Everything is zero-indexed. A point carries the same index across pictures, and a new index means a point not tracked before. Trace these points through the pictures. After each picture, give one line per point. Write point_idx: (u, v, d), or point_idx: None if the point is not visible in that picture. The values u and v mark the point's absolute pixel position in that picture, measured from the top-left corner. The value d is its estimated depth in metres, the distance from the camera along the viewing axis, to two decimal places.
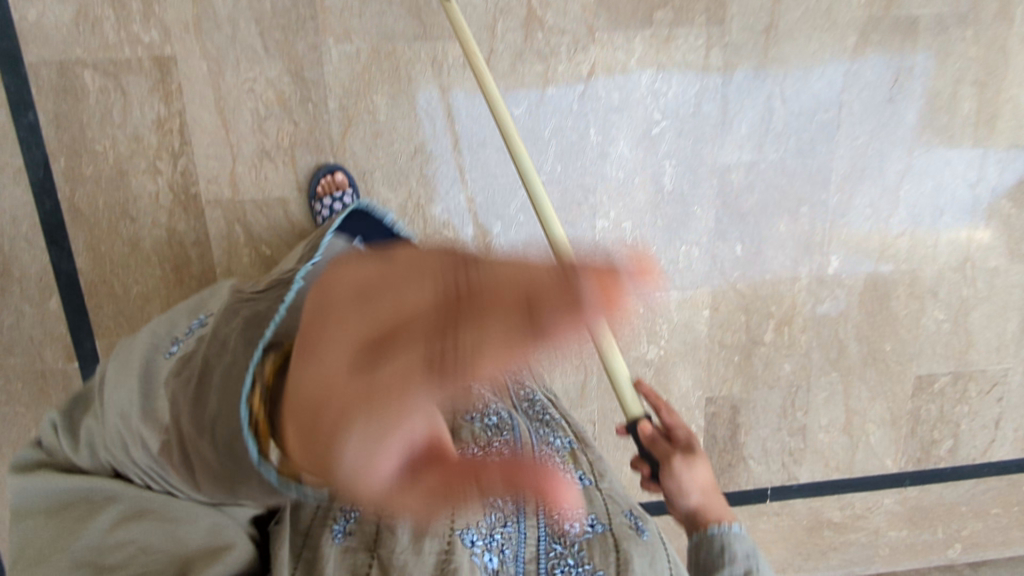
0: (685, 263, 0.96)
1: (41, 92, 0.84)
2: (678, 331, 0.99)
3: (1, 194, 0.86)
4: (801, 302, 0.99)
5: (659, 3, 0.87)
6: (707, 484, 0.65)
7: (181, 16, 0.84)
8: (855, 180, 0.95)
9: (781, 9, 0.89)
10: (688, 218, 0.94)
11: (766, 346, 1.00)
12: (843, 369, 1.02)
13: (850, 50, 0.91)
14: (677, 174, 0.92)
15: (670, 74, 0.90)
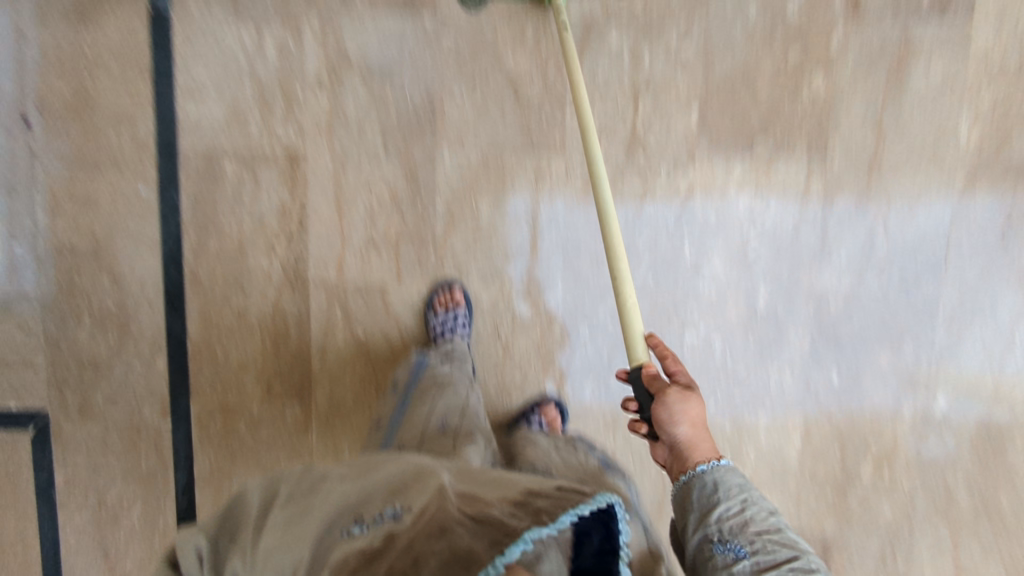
0: (778, 385, 0.97)
1: (187, 176, 0.91)
2: (768, 455, 0.99)
3: (135, 262, 0.93)
4: (902, 439, 0.99)
5: (760, 133, 0.92)
6: (699, 422, 0.66)
7: (317, 118, 0.91)
8: (955, 322, 0.97)
9: (885, 147, 0.93)
10: (782, 339, 0.96)
11: (863, 484, 1.00)
12: (952, 520, 1.01)
13: (957, 192, 0.94)
14: (769, 295, 0.95)
15: (766, 200, 0.94)
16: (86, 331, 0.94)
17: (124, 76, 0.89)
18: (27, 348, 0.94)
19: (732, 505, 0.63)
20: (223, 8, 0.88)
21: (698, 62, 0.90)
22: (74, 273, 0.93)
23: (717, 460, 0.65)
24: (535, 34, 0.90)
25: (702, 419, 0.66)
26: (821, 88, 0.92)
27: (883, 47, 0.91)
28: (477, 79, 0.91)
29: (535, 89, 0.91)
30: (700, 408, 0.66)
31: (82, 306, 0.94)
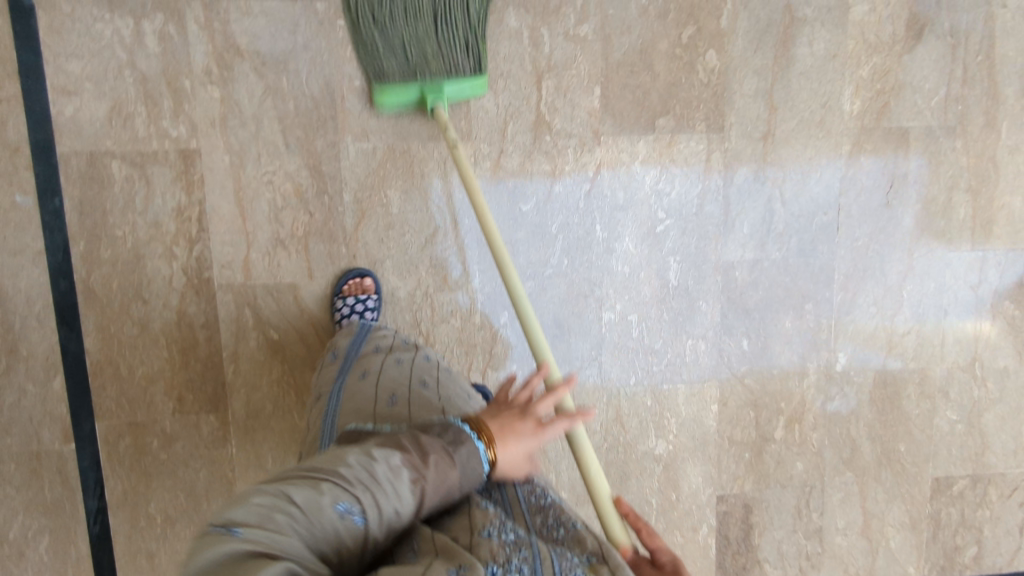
0: (721, 421, 1.18)
1: (204, 379, 1.07)
2: (691, 424, 1.17)
3: (164, 453, 1.08)
4: (810, 400, 1.18)
5: (683, 316, 1.13)
6: (675, 559, 0.66)
7: (316, 324, 1.07)
8: (846, 502, 1.23)
9: (787, 236, 1.13)
10: (726, 369, 1.16)
11: (777, 444, 1.19)
12: (857, 469, 1.22)
13: (860, 247, 1.14)
14: (702, 481, 1.19)
15: (694, 409, 1.17)
16: (124, 521, 1.09)
17: (143, 300, 1.04)
18: (71, 539, 1.08)
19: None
20: (224, 211, 1.03)
21: (628, 268, 1.11)
22: (111, 469, 1.08)
23: None
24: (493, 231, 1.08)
25: (683, 569, 0.65)
26: (726, 285, 1.13)
27: (784, 295, 1.14)
28: (449, 279, 1.08)
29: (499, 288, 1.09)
30: (677, 565, 0.65)
31: (120, 498, 1.08)
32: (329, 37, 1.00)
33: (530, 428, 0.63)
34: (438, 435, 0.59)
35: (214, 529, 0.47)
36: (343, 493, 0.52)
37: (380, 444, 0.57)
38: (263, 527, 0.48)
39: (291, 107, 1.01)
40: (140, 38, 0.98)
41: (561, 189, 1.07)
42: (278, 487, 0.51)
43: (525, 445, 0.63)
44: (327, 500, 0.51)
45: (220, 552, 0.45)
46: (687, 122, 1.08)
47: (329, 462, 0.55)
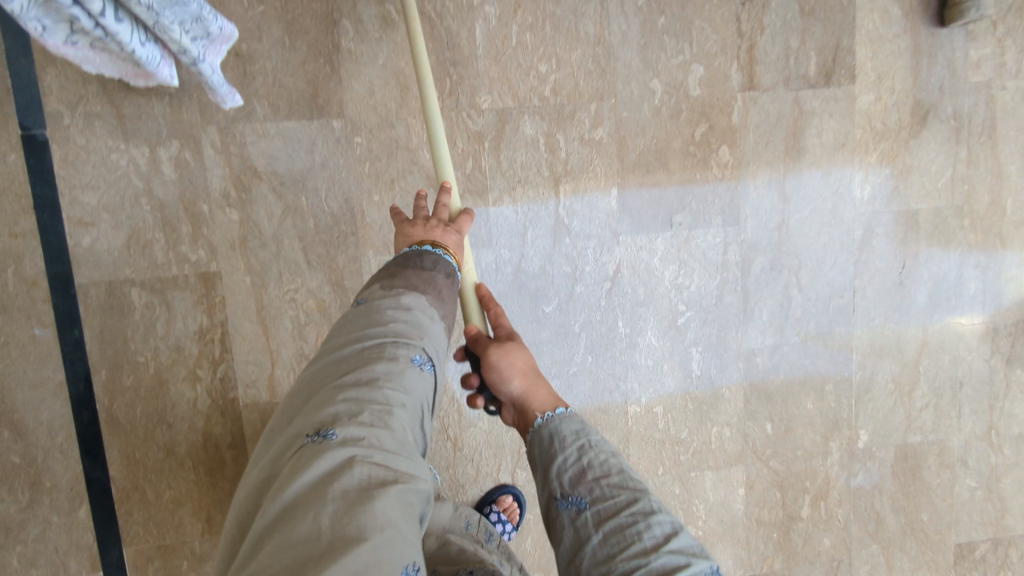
0: (748, 504, 1.18)
1: (232, 497, 1.06)
2: (719, 508, 1.17)
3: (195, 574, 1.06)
4: (835, 476, 1.19)
5: (708, 404, 1.14)
6: (524, 369, 0.72)
7: None
8: (873, 574, 1.24)
9: (805, 319, 1.14)
10: (752, 451, 1.17)
11: (805, 521, 1.20)
12: (883, 541, 1.23)
13: (876, 325, 1.16)
14: (732, 563, 1.20)
15: (721, 494, 1.17)
16: None
17: (169, 425, 1.02)
18: None
19: (569, 453, 0.62)
20: (249, 329, 1.02)
21: (651, 361, 1.11)
22: None
23: (553, 410, 0.67)
24: (519, 332, 1.08)
25: (530, 368, 0.73)
26: (747, 371, 1.14)
27: (805, 378, 1.16)
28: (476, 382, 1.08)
29: None
30: (523, 358, 0.73)
31: None
32: (347, 154, 1.00)
33: (455, 235, 0.78)
34: (430, 266, 0.70)
35: (311, 440, 0.49)
36: (409, 350, 0.59)
37: (391, 293, 0.65)
38: (356, 416, 0.51)
39: (311, 224, 1.01)
40: (157, 165, 0.97)
41: (582, 288, 1.08)
42: (352, 380, 0.54)
43: (454, 244, 0.77)
44: (399, 365, 0.57)
45: (331, 455, 0.47)
46: (704, 216, 1.09)
47: (380, 332, 0.60)
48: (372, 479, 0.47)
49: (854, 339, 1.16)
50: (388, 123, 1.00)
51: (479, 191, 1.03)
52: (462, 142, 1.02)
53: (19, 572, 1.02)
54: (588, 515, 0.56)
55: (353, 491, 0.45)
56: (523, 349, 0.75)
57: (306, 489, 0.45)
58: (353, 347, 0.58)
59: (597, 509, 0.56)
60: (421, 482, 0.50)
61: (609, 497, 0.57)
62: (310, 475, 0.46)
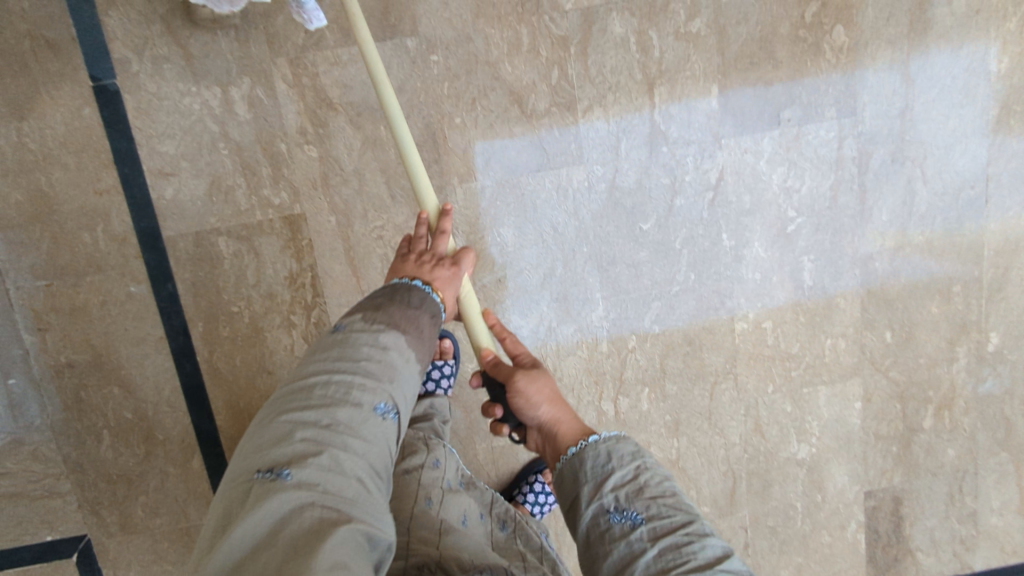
0: (866, 417, 1.11)
1: None
2: (835, 424, 1.11)
3: None
4: (961, 384, 1.11)
5: (821, 315, 1.06)
6: (549, 393, 0.72)
7: None
8: (1001, 484, 1.16)
9: (929, 215, 1.04)
10: (871, 362, 1.09)
11: (927, 432, 1.13)
12: (1013, 449, 1.15)
13: (1010, 217, 1.05)
14: (848, 480, 1.14)
15: (837, 409, 1.11)
16: None
17: (270, 373, 1.02)
18: None
19: (627, 471, 0.61)
20: (342, 272, 0.99)
21: (760, 275, 1.04)
22: None
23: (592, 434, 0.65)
24: (615, 253, 1.02)
25: (555, 394, 0.73)
26: (862, 277, 1.05)
27: (929, 280, 1.06)
28: (574, 310, 1.03)
29: (626, 312, 1.04)
30: (546, 383, 0.72)
31: None
32: (424, 75, 0.93)
33: (450, 271, 0.75)
34: (417, 305, 0.68)
35: (264, 476, 0.49)
36: (368, 398, 0.57)
37: (370, 325, 0.62)
38: (315, 460, 0.51)
39: (392, 156, 0.95)
40: (229, 105, 0.92)
41: (682, 201, 1.00)
42: (314, 417, 0.54)
43: (453, 286, 0.75)
44: (364, 411, 0.56)
45: (280, 499, 0.47)
46: (816, 110, 0.99)
47: (354, 361, 0.59)
48: (308, 539, 0.45)
49: (985, 234, 1.05)
50: (465, 36, 0.93)
51: (567, 101, 0.96)
52: (545, 50, 0.94)
53: (144, 521, 1.05)
54: (642, 531, 0.56)
55: (304, 534, 0.45)
56: (545, 374, 0.74)
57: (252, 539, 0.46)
58: (328, 364, 0.59)
59: (653, 526, 0.56)
60: (353, 533, 0.47)
61: (664, 514, 0.57)
62: (253, 525, 0.46)
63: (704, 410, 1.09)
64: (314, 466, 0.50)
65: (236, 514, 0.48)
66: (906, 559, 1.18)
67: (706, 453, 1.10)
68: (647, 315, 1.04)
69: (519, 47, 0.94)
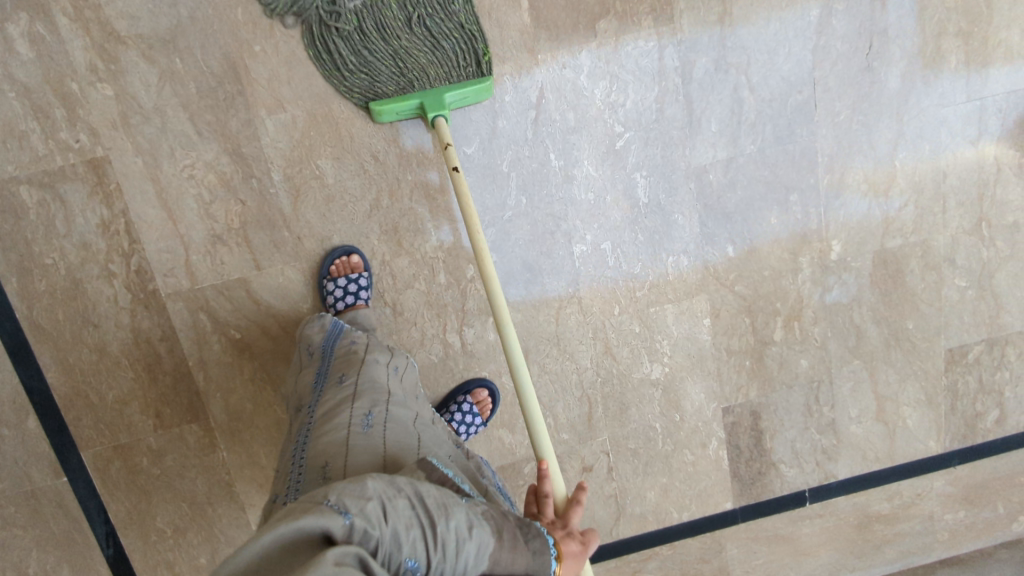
0: (714, 333, 1.12)
1: (176, 390, 1.03)
2: (685, 343, 1.11)
3: (155, 468, 1.06)
4: (808, 294, 1.12)
5: (661, 233, 1.06)
6: None
7: (273, 311, 1.02)
8: (857, 391, 1.18)
9: (759, 122, 1.03)
10: (716, 275, 1.09)
11: (778, 345, 1.14)
12: (865, 356, 1.16)
13: (841, 119, 1.04)
14: (704, 397, 1.15)
15: (685, 326, 1.11)
16: (133, 541, 1.07)
17: (96, 326, 0.99)
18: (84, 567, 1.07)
19: None
20: (158, 215, 0.96)
21: (591, 198, 1.03)
22: (107, 494, 1.05)
23: None
24: (441, 180, 1.00)
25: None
26: (698, 190, 1.05)
27: (766, 191, 1.06)
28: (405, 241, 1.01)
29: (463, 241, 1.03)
30: None
31: (123, 521, 1.06)
32: (215, 2, 0.90)
33: (578, 545, 0.69)
34: (528, 543, 0.59)
35: (326, 505, 0.48)
36: (417, 550, 0.51)
37: (482, 516, 0.58)
38: (370, 528, 0.48)
39: (193, 89, 0.92)
40: (9, 44, 0.88)
41: (505, 122, 0.98)
42: (390, 501, 0.52)
43: (575, 563, 0.68)
44: (411, 545, 0.51)
45: (328, 525, 0.46)
46: (632, 20, 0.97)
47: (434, 526, 0.53)
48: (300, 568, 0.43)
49: (817, 139, 1.05)
50: None
51: None
52: None
53: None
54: None
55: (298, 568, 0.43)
56: None
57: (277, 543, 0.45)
58: (423, 497, 0.55)
59: None
60: None
61: None
62: (273, 539, 0.45)
63: (552, 336, 1.08)
64: (366, 538, 0.48)
65: (287, 515, 0.48)
66: (770, 472, 1.20)
67: (558, 380, 1.10)
68: None
69: None
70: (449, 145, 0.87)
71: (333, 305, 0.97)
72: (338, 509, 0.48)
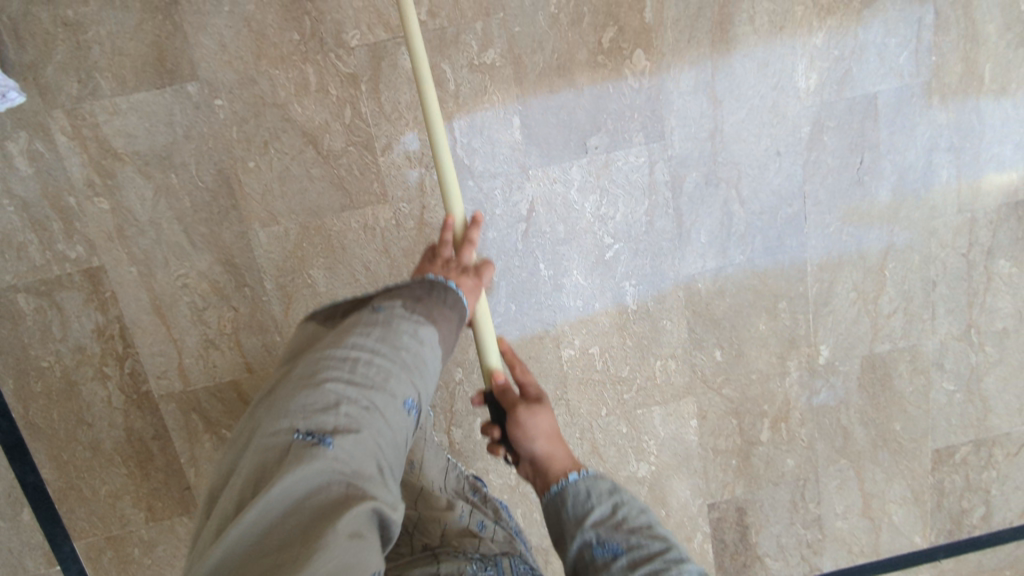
0: (701, 433, 1.12)
1: (167, 485, 1.05)
2: (672, 442, 1.12)
3: (147, 558, 1.07)
4: (795, 397, 1.12)
5: (649, 338, 1.07)
6: (552, 432, 0.69)
7: None
8: (843, 488, 1.19)
9: (749, 234, 1.04)
10: (703, 377, 1.10)
11: (765, 445, 1.14)
12: (852, 456, 1.17)
13: (832, 230, 1.05)
14: (690, 494, 1.16)
15: (673, 427, 1.12)
16: None
17: (90, 424, 1.01)
18: None
19: (605, 509, 0.59)
20: (152, 321, 0.98)
21: (581, 305, 1.04)
22: None
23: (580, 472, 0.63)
24: None
25: (554, 431, 0.70)
26: (686, 297, 1.05)
27: (754, 298, 1.07)
28: None
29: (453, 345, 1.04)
30: (549, 420, 0.70)
31: None
32: (210, 120, 0.91)
33: (473, 282, 0.72)
34: (450, 303, 0.65)
35: (299, 443, 0.48)
36: (403, 393, 0.55)
37: (409, 312, 0.60)
38: (352, 436, 0.50)
39: (188, 203, 0.94)
40: (9, 161, 0.90)
41: (495, 233, 0.99)
42: (350, 399, 0.52)
43: (473, 297, 0.72)
44: (394, 403, 0.54)
45: (315, 468, 0.46)
46: (624, 136, 0.98)
47: (394, 347, 0.57)
48: (324, 519, 0.44)
49: (807, 249, 1.05)
50: (248, 79, 0.91)
51: (363, 138, 0.94)
52: (335, 88, 0.92)
53: None
54: (622, 561, 0.54)
55: (322, 513, 0.44)
56: (549, 409, 0.72)
57: (273, 508, 0.44)
58: (368, 341, 0.56)
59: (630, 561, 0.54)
60: (365, 523, 0.45)
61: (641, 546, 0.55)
62: (275, 499, 0.44)
63: None
64: (358, 464, 0.49)
65: (267, 473, 0.47)
66: (755, 566, 1.21)
67: None
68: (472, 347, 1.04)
69: (307, 87, 0.92)
70: None
71: None
72: (314, 445, 0.48)
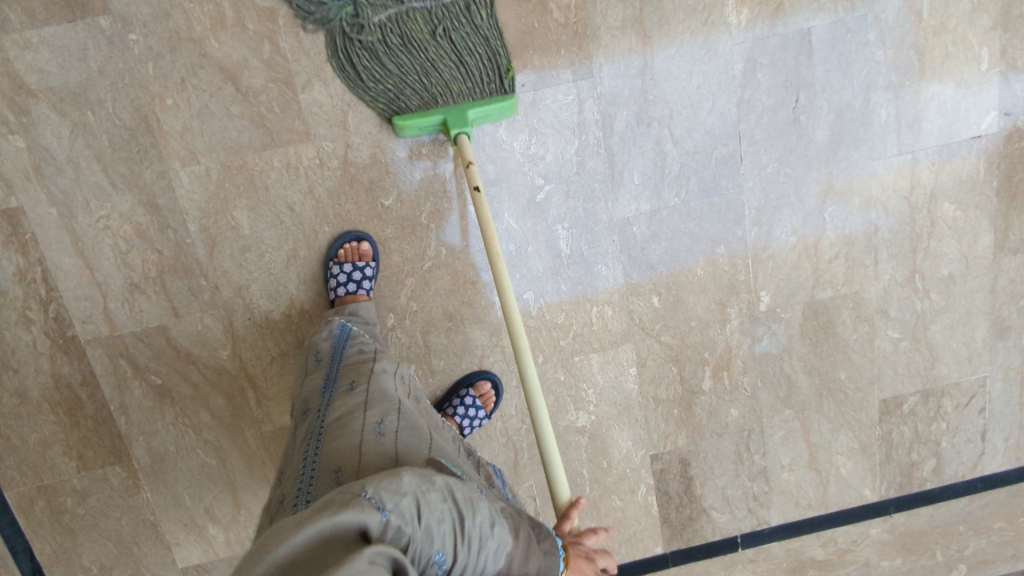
0: (640, 381, 1.11)
1: (97, 433, 1.04)
2: (611, 392, 1.11)
3: (79, 507, 1.07)
4: (736, 344, 1.11)
5: (584, 281, 1.05)
6: None
7: (193, 357, 1.02)
8: (788, 439, 1.17)
9: (683, 173, 1.02)
10: (640, 324, 1.08)
11: (707, 394, 1.13)
12: (796, 406, 1.15)
13: (769, 171, 1.03)
14: (632, 444, 1.14)
15: (611, 375, 1.10)
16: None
17: (15, 370, 1.00)
18: None
19: None
20: (75, 264, 0.96)
21: (513, 248, 1.02)
22: (31, 532, 1.07)
23: None
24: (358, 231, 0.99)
25: None
26: (620, 240, 1.04)
27: (691, 241, 1.05)
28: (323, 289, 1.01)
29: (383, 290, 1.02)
30: None
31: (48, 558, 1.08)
32: (125, 57, 0.90)
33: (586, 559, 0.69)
34: (542, 546, 0.59)
35: (364, 498, 0.47)
36: (446, 546, 0.51)
37: (495, 515, 0.56)
38: (401, 524, 0.47)
39: (105, 142, 0.92)
40: None
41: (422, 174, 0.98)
42: (414, 494, 0.50)
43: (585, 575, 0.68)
44: (439, 541, 0.50)
45: (360, 523, 0.45)
46: (551, 72, 0.96)
47: (464, 514, 0.53)
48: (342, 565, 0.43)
49: (744, 190, 1.03)
50: (163, 13, 0.90)
51: (282, 76, 0.93)
52: (252, 22, 0.91)
53: None
54: None
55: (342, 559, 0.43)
56: None
57: (310, 539, 0.44)
58: (454, 492, 0.54)
59: None
60: None
61: None
62: (313, 532, 0.44)
63: None
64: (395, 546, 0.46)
65: (321, 508, 0.47)
66: (700, 519, 1.19)
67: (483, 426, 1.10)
68: (403, 292, 1.03)
69: (224, 22, 0.91)
70: (469, 163, 0.86)
71: (336, 291, 0.96)
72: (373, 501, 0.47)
